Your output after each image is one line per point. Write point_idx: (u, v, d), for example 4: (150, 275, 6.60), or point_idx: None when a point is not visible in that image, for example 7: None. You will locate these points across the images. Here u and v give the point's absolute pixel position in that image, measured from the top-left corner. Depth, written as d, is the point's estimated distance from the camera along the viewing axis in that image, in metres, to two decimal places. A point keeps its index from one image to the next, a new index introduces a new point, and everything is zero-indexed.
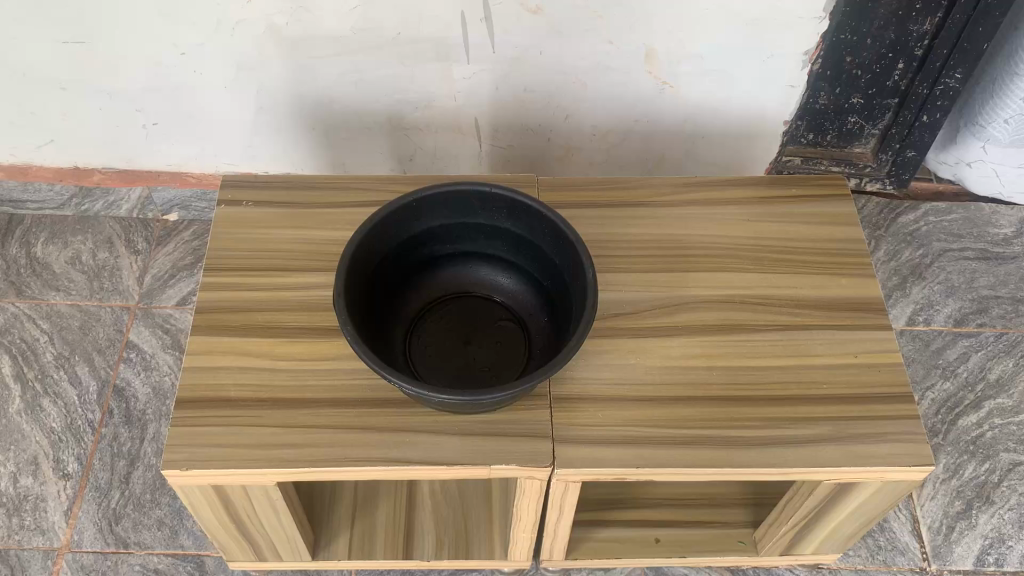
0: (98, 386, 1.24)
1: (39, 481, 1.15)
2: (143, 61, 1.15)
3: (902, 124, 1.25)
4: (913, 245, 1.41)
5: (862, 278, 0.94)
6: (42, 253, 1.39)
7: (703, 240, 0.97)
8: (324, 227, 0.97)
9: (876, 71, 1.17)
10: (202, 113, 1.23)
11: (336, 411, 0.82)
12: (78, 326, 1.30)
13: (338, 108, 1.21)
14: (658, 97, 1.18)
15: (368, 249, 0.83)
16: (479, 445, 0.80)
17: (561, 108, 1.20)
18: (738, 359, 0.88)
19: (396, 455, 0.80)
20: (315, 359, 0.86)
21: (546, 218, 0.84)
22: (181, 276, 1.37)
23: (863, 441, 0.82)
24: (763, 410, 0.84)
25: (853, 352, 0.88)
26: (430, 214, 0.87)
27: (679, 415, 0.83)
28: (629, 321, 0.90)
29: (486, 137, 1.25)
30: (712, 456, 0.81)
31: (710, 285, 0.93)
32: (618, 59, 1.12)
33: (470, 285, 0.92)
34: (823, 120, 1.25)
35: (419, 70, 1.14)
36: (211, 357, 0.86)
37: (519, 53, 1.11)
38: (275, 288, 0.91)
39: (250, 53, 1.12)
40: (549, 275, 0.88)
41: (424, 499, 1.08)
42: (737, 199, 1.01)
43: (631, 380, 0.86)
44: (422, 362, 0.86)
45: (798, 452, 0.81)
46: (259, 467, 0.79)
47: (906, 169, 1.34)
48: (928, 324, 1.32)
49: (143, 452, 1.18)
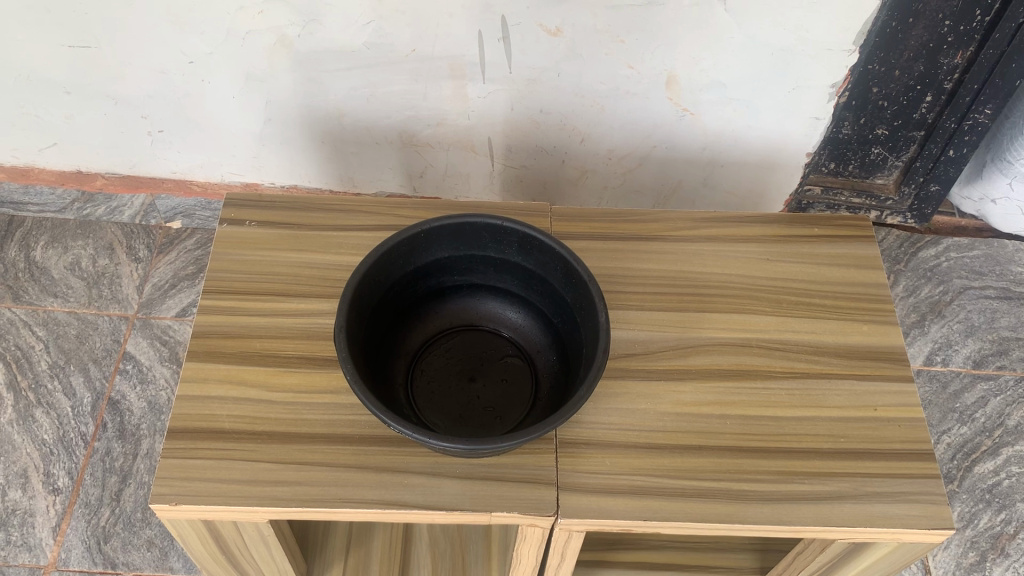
0: (92, 398, 1.21)
1: (28, 495, 1.12)
2: (150, 68, 1.12)
3: (927, 158, 1.21)
4: (932, 281, 1.37)
5: (883, 326, 0.91)
6: (41, 256, 1.37)
7: (719, 278, 0.94)
8: (328, 251, 0.94)
9: (903, 103, 1.13)
10: (209, 123, 1.20)
11: (333, 448, 0.79)
12: (75, 334, 1.28)
13: (348, 122, 1.18)
14: (677, 123, 1.14)
15: (374, 279, 0.79)
16: (480, 490, 0.77)
17: (576, 131, 1.17)
18: (752, 407, 0.84)
19: (394, 497, 0.77)
20: (314, 391, 0.83)
21: (559, 255, 0.80)
22: (182, 286, 1.34)
23: (882, 501, 0.79)
24: (777, 464, 0.80)
25: (872, 405, 0.85)
26: (439, 245, 0.83)
27: (689, 465, 0.80)
28: (640, 363, 0.87)
29: (499, 156, 1.22)
30: (723, 511, 0.77)
31: (726, 327, 0.90)
32: (637, 84, 1.08)
33: (477, 318, 0.89)
34: (846, 150, 1.20)
35: (432, 88, 1.11)
36: (206, 385, 0.83)
37: (535, 74, 1.07)
38: (275, 314, 0.88)
39: (259, 63, 1.09)
40: (560, 312, 0.84)
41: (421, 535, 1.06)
42: (756, 238, 0.98)
43: (641, 426, 0.82)
44: (424, 398, 0.83)
45: (813, 510, 0.78)
46: (252, 505, 0.76)
47: (928, 204, 1.31)
48: (946, 364, 1.29)
49: (136, 469, 1.15)
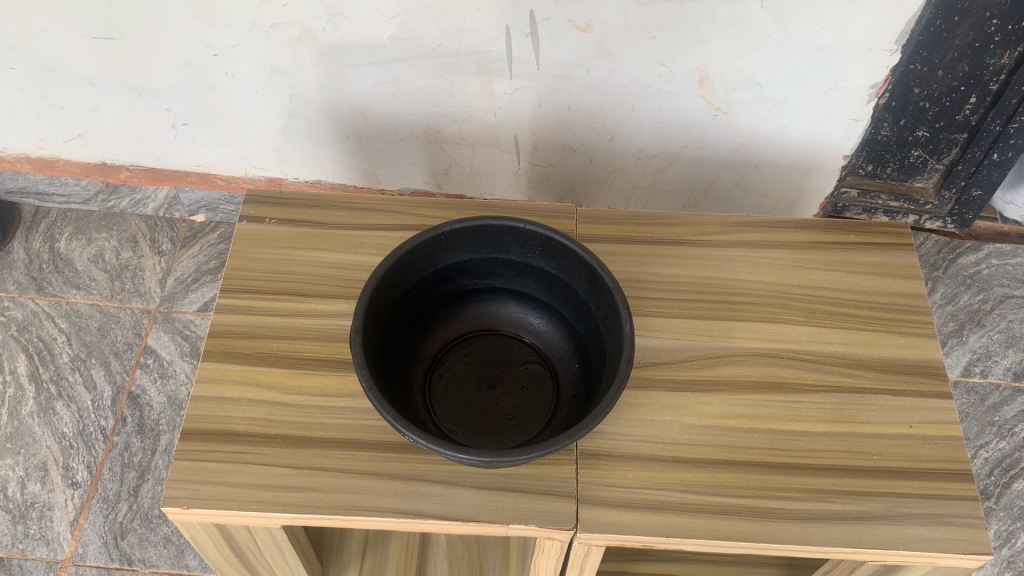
0: (112, 392, 1.21)
1: (47, 488, 1.12)
2: (173, 60, 1.10)
3: (970, 161, 1.17)
4: (972, 289, 1.32)
5: (922, 338, 0.87)
6: (65, 248, 1.37)
7: (750, 286, 0.91)
8: (349, 251, 0.92)
9: (946, 104, 1.09)
10: (233, 117, 1.19)
11: (348, 454, 0.78)
12: (96, 327, 1.27)
13: (373, 118, 1.16)
14: (710, 123, 1.11)
15: (392, 282, 0.77)
16: (497, 501, 0.75)
17: (605, 130, 1.14)
18: (781, 421, 0.81)
19: (409, 505, 0.75)
20: (330, 395, 0.81)
21: (583, 260, 0.78)
22: (204, 280, 1.33)
23: (916, 523, 0.76)
24: (806, 481, 0.77)
25: (907, 421, 0.82)
26: (460, 248, 0.81)
27: (714, 481, 0.77)
28: (666, 372, 0.84)
29: (526, 155, 1.20)
30: (748, 529, 0.74)
31: (756, 336, 0.87)
32: (670, 83, 1.05)
33: (498, 322, 0.87)
34: (884, 152, 1.16)
35: (458, 84, 1.08)
36: (221, 387, 0.82)
37: (564, 71, 1.04)
38: (293, 314, 0.86)
39: (284, 57, 1.07)
40: (583, 319, 0.82)
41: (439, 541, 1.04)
42: (791, 243, 0.94)
43: (665, 439, 0.80)
44: (442, 404, 0.81)
45: (843, 530, 0.75)
46: (264, 511, 0.74)
47: (970, 209, 1.27)
48: (984, 376, 1.24)
49: (154, 464, 1.14)
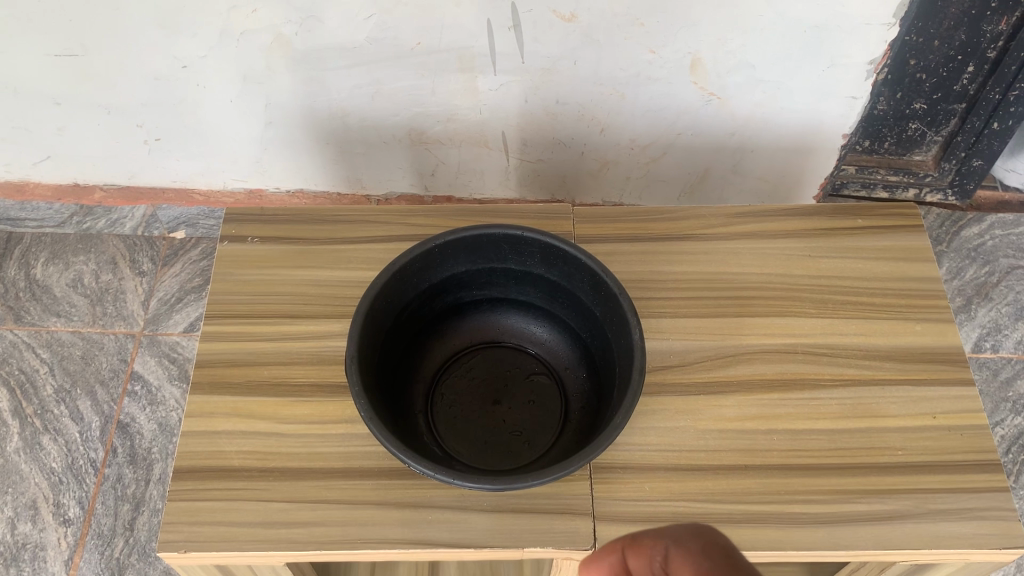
0: (101, 422, 1.16)
1: (38, 528, 1.08)
2: (141, 74, 1.06)
3: (969, 132, 1.13)
4: (977, 262, 1.29)
5: (939, 324, 0.84)
6: (42, 274, 1.32)
7: (758, 278, 0.87)
8: (339, 267, 0.88)
9: (943, 74, 1.05)
10: (208, 128, 1.15)
11: (350, 483, 0.74)
12: (80, 355, 1.23)
13: (353, 122, 1.11)
14: (703, 108, 1.07)
15: (387, 301, 0.73)
16: (510, 524, 0.71)
17: (595, 121, 1.10)
18: (801, 421, 0.78)
19: (418, 534, 0.71)
20: (327, 421, 0.77)
21: (586, 266, 0.74)
22: (188, 299, 1.29)
23: (947, 519, 0.72)
24: (831, 483, 0.74)
25: (930, 412, 0.78)
26: (455, 260, 0.77)
27: (735, 488, 0.74)
28: (678, 376, 0.80)
29: (514, 151, 1.16)
30: (774, 537, 0.71)
31: (768, 332, 0.83)
32: (660, 70, 1.01)
33: (499, 334, 0.83)
34: (881, 127, 1.14)
35: (440, 83, 1.04)
36: (213, 420, 0.78)
37: (550, 63, 1.00)
38: (283, 338, 0.82)
39: (257, 65, 1.02)
40: (588, 327, 0.78)
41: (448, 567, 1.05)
42: (796, 232, 0.91)
43: (681, 446, 0.76)
44: (445, 424, 0.77)
45: (872, 532, 0.72)
46: (266, 550, 0.70)
47: (971, 178, 1.23)
48: (995, 351, 1.22)
49: (148, 495, 1.10)
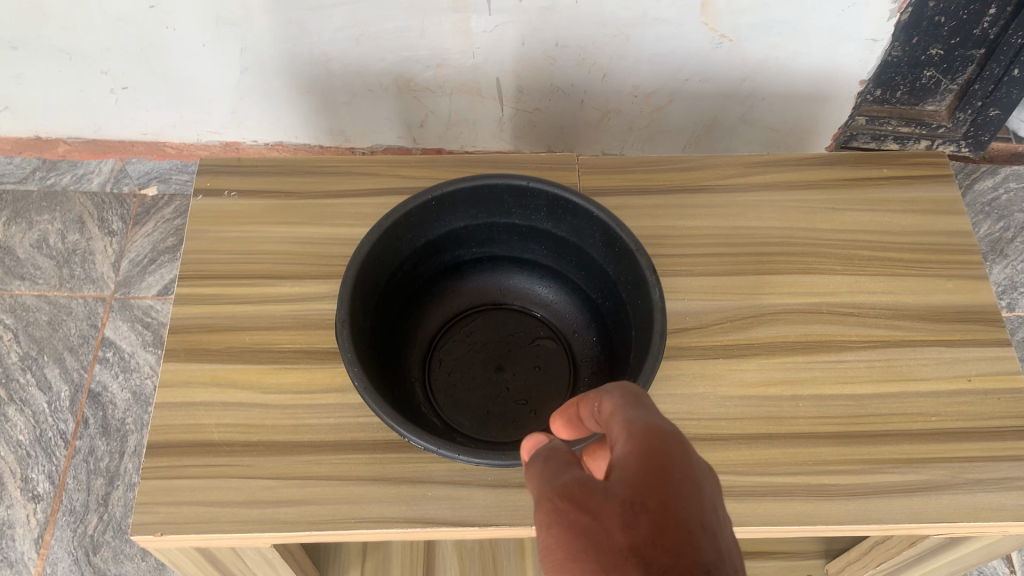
0: (70, 392, 1.09)
1: (5, 504, 1.02)
2: (104, 15, 0.97)
3: (987, 80, 1.00)
4: (991, 218, 1.26)
5: (972, 281, 0.79)
6: (4, 234, 1.23)
7: (778, 233, 0.81)
8: (326, 223, 0.80)
9: (963, 17, 0.91)
10: (179, 74, 1.07)
11: (343, 458, 0.67)
12: (47, 321, 1.15)
13: (337, 68, 1.03)
14: (715, 51, 1.00)
15: (379, 260, 0.66)
16: (518, 501, 0.66)
17: (596, 66, 1.03)
18: (828, 386, 0.72)
19: (417, 512, 0.65)
20: (316, 391, 0.71)
21: (598, 219, 0.67)
22: (162, 261, 1.21)
23: (986, 490, 0.67)
24: (863, 452, 0.69)
25: (965, 375, 0.73)
26: (454, 215, 0.70)
27: (759, 458, 0.68)
28: (695, 338, 0.74)
29: (509, 100, 1.09)
30: (802, 511, 0.66)
31: (791, 290, 0.77)
32: (668, 9, 0.93)
33: (502, 295, 0.77)
34: (892, 74, 1.02)
35: (429, 23, 0.95)
36: (190, 390, 0.71)
37: (550, 3, 0.92)
38: (267, 300, 0.75)
39: (231, 5, 0.94)
40: (600, 287, 0.72)
41: (445, 545, 1.02)
42: (818, 183, 0.85)
43: (701, 414, 0.70)
44: (445, 394, 0.71)
45: (907, 505, 0.66)
46: (250, 531, 0.64)
47: (987, 130, 1.11)
48: (1011, 311, 1.20)
49: (122, 469, 1.04)
